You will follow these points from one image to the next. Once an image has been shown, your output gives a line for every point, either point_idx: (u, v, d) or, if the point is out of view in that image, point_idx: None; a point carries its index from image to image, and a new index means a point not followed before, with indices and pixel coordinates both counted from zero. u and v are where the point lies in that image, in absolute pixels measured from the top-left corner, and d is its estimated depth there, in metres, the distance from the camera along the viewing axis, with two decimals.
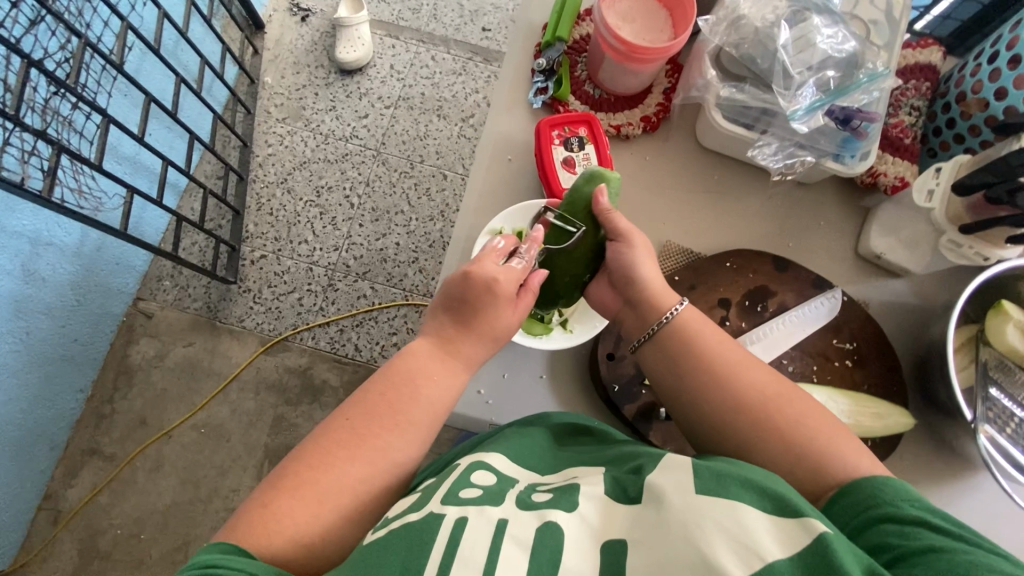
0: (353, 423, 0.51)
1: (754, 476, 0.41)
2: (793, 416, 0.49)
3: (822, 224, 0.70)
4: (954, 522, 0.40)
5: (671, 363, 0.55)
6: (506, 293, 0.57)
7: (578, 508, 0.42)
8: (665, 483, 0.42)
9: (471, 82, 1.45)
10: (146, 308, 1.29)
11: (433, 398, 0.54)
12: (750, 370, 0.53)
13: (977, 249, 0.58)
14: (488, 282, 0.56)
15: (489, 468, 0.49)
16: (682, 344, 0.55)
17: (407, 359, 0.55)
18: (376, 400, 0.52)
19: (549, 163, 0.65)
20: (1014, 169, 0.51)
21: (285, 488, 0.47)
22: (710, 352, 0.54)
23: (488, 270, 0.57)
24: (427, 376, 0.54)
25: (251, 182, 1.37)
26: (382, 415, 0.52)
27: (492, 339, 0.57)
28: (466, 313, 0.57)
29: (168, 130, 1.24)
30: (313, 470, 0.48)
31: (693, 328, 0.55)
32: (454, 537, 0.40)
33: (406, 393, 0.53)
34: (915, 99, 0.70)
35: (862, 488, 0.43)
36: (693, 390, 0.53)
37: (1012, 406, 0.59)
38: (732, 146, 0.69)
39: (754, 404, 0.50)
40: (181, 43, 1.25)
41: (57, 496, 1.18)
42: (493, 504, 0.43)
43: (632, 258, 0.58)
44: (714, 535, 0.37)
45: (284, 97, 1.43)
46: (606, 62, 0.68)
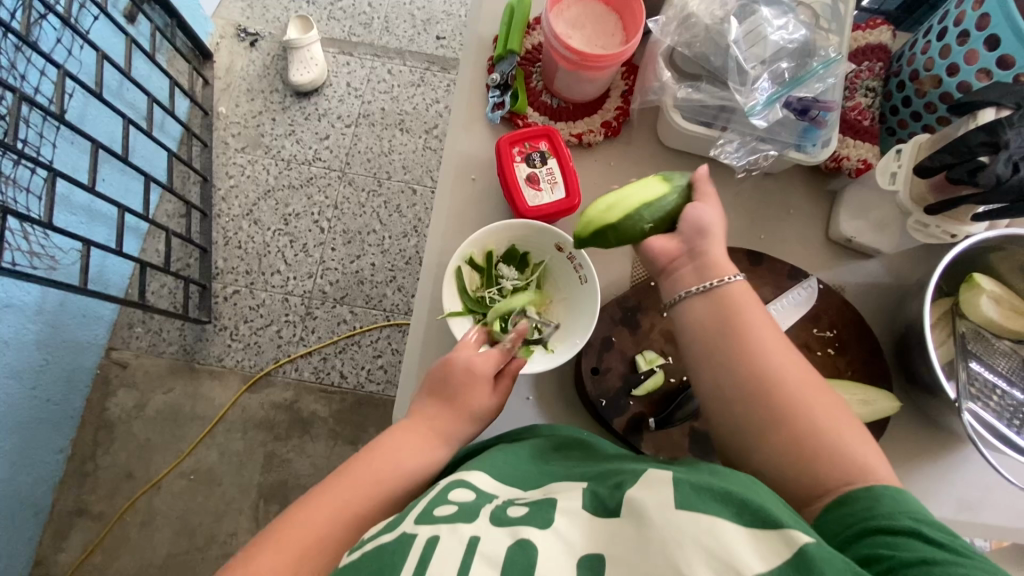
0: (336, 497, 0.50)
1: (735, 488, 0.40)
2: (815, 409, 0.48)
3: (792, 212, 0.70)
4: (946, 532, 0.41)
5: (708, 330, 0.51)
6: (483, 375, 0.56)
7: (552, 525, 0.42)
8: (645, 498, 0.41)
9: (431, 93, 1.42)
10: (120, 358, 1.25)
11: (411, 472, 0.52)
12: (787, 353, 0.50)
13: (942, 228, 0.58)
14: (465, 367, 0.56)
15: (469, 486, 0.48)
16: (724, 314, 0.51)
17: (391, 436, 0.54)
18: (359, 473, 0.51)
19: (513, 181, 0.64)
20: (973, 150, 0.52)
21: (258, 550, 0.47)
22: (752, 326, 0.50)
23: (465, 354, 0.56)
24: (405, 448, 0.53)
25: (216, 217, 1.33)
26: (362, 488, 0.50)
27: (472, 416, 0.56)
28: (445, 394, 0.56)
29: (122, 174, 1.20)
30: (284, 536, 0.47)
31: (739, 300, 0.51)
32: (423, 557, 0.40)
33: (386, 468, 0.52)
34: (870, 80, 0.70)
35: (858, 499, 0.43)
36: (722, 360, 0.50)
37: (993, 377, 0.59)
38: (695, 145, 0.68)
39: (784, 392, 0.48)
40: (125, 82, 1.20)
41: (48, 561, 1.14)
42: (465, 521, 0.43)
43: (709, 214, 0.54)
44: (692, 553, 0.36)
45: (241, 126, 1.39)
46: (560, 71, 0.67)
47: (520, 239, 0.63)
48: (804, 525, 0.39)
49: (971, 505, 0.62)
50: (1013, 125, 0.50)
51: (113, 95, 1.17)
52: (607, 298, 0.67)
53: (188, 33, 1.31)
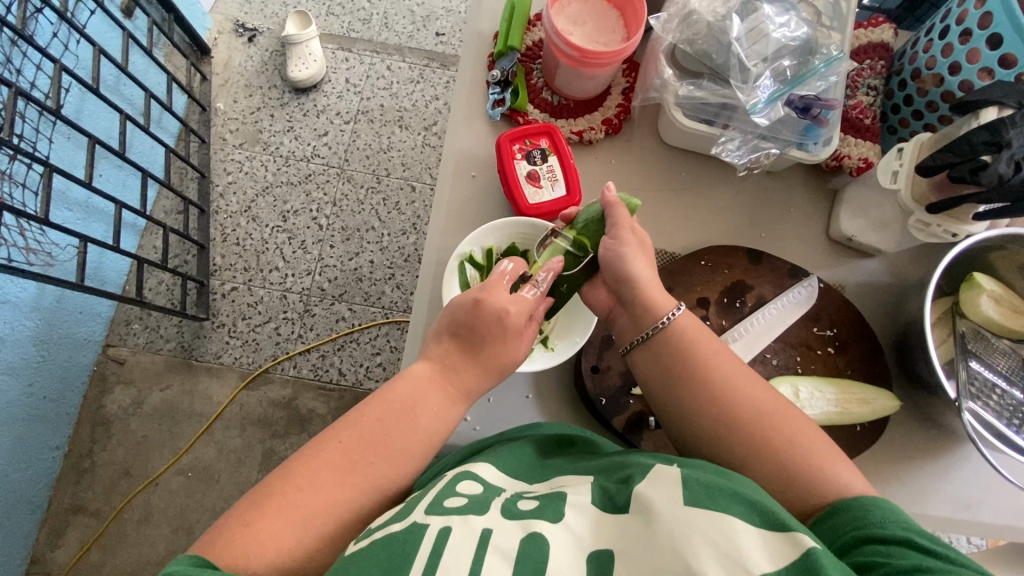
0: (351, 445, 0.49)
1: (744, 489, 0.41)
2: (783, 434, 0.48)
3: (793, 211, 0.70)
4: (939, 542, 0.41)
5: (663, 372, 0.53)
6: (515, 324, 0.55)
7: (563, 518, 0.42)
8: (655, 494, 0.41)
9: (430, 89, 1.42)
10: (117, 354, 1.24)
11: (427, 425, 0.52)
12: (742, 382, 0.51)
13: (944, 227, 0.59)
14: (497, 313, 0.54)
15: (477, 479, 0.48)
16: (677, 353, 0.53)
17: (406, 382, 0.53)
18: (373, 419, 0.51)
19: (513, 179, 0.64)
20: (975, 149, 0.51)
21: (270, 502, 0.45)
22: (704, 362, 0.52)
23: (500, 300, 0.55)
24: (427, 406, 0.52)
25: (214, 214, 1.33)
26: (375, 435, 0.50)
27: (497, 371, 0.55)
28: (470, 341, 0.54)
29: (119, 169, 1.19)
30: (298, 485, 0.46)
31: (690, 337, 0.54)
32: (436, 548, 0.39)
33: (403, 415, 0.51)
34: (872, 78, 0.70)
35: (848, 509, 0.43)
36: (687, 395, 0.52)
37: (993, 377, 0.59)
38: (696, 142, 0.68)
39: (751, 420, 0.49)
40: (122, 77, 1.20)
41: (45, 558, 1.14)
42: (477, 513, 0.43)
43: (624, 255, 0.56)
44: (703, 549, 0.37)
45: (239, 122, 1.38)
46: (561, 68, 0.66)
47: (522, 237, 0.63)
48: (809, 529, 0.39)
49: (970, 504, 0.62)
50: (1015, 124, 0.50)
51: (110, 91, 1.16)
52: None
53: (185, 27, 1.30)
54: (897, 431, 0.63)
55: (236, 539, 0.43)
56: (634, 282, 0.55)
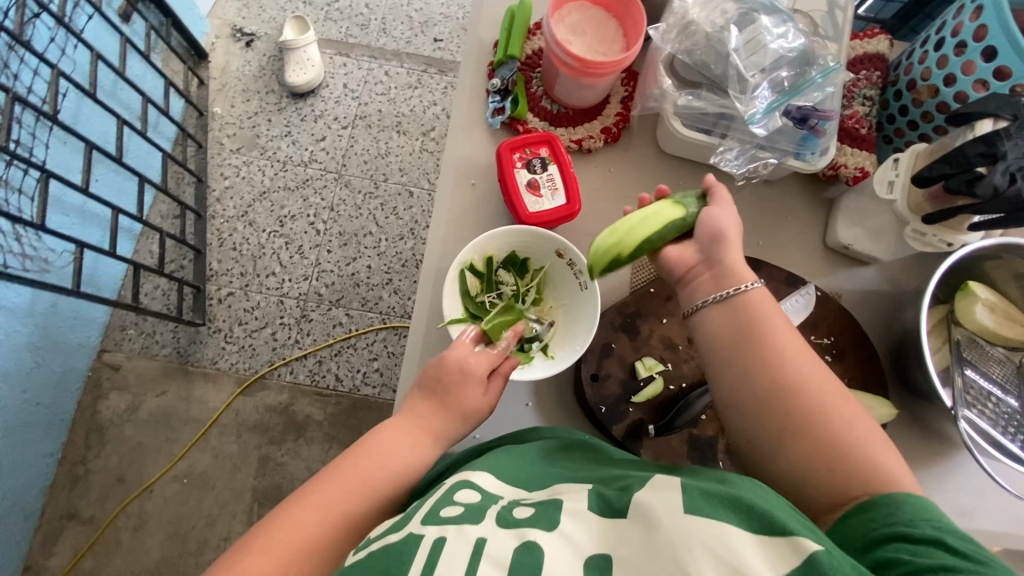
0: (328, 492, 0.50)
1: (744, 495, 0.41)
2: (839, 417, 0.48)
3: (790, 219, 0.71)
4: (970, 543, 0.40)
5: (726, 343, 0.52)
6: (477, 376, 0.56)
7: (558, 526, 0.42)
8: (652, 503, 0.41)
9: (429, 95, 1.42)
10: (112, 360, 1.23)
11: (396, 474, 0.52)
12: (807, 360, 0.50)
13: (940, 237, 0.59)
14: (457, 367, 0.55)
15: (474, 487, 0.48)
16: (747, 320, 0.51)
17: (382, 432, 0.54)
18: (349, 468, 0.51)
19: (513, 187, 0.64)
20: (970, 160, 0.52)
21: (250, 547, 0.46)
22: (772, 332, 0.51)
23: (461, 355, 0.56)
24: (399, 449, 0.53)
25: (211, 219, 1.32)
26: (349, 483, 0.50)
27: (463, 416, 0.55)
28: (437, 393, 0.55)
29: (115, 174, 1.18)
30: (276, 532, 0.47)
31: (760, 307, 0.52)
32: (430, 559, 0.40)
33: (376, 463, 0.52)
34: (868, 88, 0.71)
35: (882, 505, 0.43)
36: (751, 367, 0.50)
37: (988, 385, 0.60)
38: (695, 151, 0.68)
39: (809, 400, 0.48)
40: (120, 82, 1.19)
41: (37, 567, 1.13)
42: (472, 521, 0.43)
43: (722, 220, 0.56)
44: (700, 556, 0.37)
45: (237, 126, 1.38)
46: (560, 77, 0.67)
47: (524, 245, 0.63)
48: (812, 531, 0.39)
49: (966, 511, 0.62)
50: (1010, 137, 0.51)
51: (108, 96, 1.16)
52: (608, 304, 0.67)
53: (183, 32, 1.30)
54: (893, 438, 0.64)
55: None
56: (724, 239, 0.54)
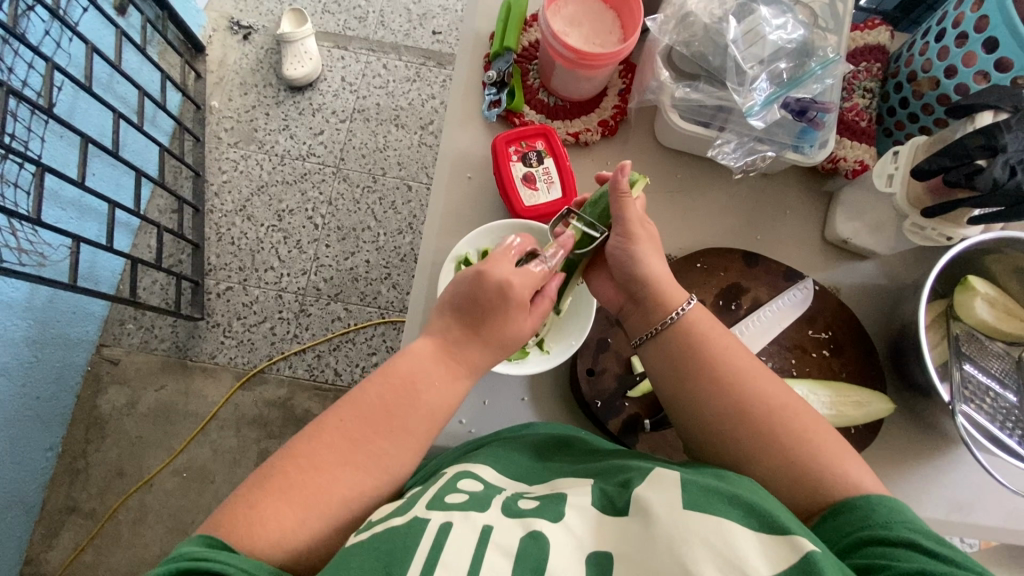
0: (356, 426, 0.49)
1: (743, 493, 0.41)
2: (793, 429, 0.48)
3: (788, 213, 0.70)
4: (944, 544, 0.41)
5: (671, 366, 0.53)
6: (521, 298, 0.54)
7: (563, 518, 0.42)
8: (654, 497, 0.41)
9: (427, 88, 1.41)
10: (111, 354, 1.23)
11: (427, 407, 0.51)
12: (755, 376, 0.51)
13: (939, 231, 0.59)
14: (502, 286, 0.53)
15: (476, 478, 0.48)
16: (691, 346, 0.53)
17: (408, 360, 0.52)
18: (377, 400, 0.50)
19: (509, 181, 0.63)
20: (970, 153, 0.52)
21: (275, 486, 0.45)
22: (713, 356, 0.52)
23: (500, 271, 0.53)
24: (432, 383, 0.52)
25: (208, 213, 1.32)
26: (376, 418, 0.49)
27: (502, 344, 0.54)
28: (474, 317, 0.53)
29: (112, 168, 1.18)
30: (304, 469, 0.46)
31: (700, 331, 0.53)
32: (437, 542, 0.39)
33: (407, 396, 0.51)
34: (868, 81, 0.70)
35: (854, 508, 0.44)
36: (698, 389, 0.52)
37: (987, 379, 0.60)
38: (693, 144, 0.68)
39: (760, 415, 0.49)
40: (116, 75, 1.19)
41: (39, 559, 1.13)
42: (478, 509, 0.43)
43: (635, 252, 0.56)
44: (700, 552, 0.37)
45: (234, 120, 1.37)
46: (557, 69, 0.66)
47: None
48: (807, 531, 0.40)
49: (963, 506, 0.62)
50: (1010, 129, 0.50)
51: (104, 89, 1.16)
52: None
53: (179, 25, 1.30)
54: (891, 432, 0.64)
55: (231, 522, 0.43)
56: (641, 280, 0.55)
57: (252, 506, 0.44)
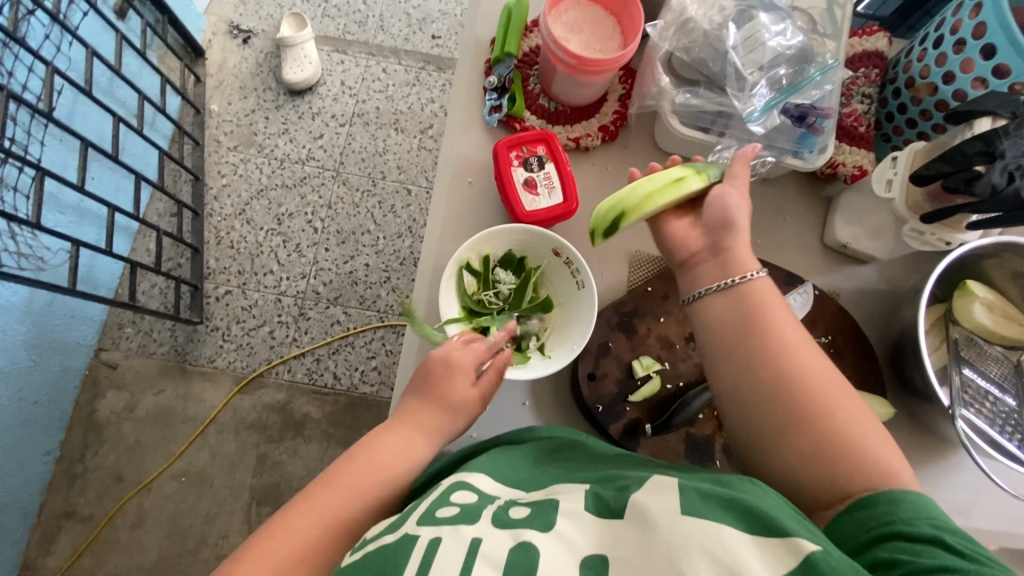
0: (325, 495, 0.49)
1: (740, 495, 0.41)
2: (838, 411, 0.48)
3: (788, 218, 0.70)
4: (965, 541, 0.41)
5: (728, 333, 0.52)
6: (464, 368, 0.55)
7: (553, 527, 0.42)
8: (649, 502, 0.41)
9: (426, 92, 1.41)
10: (109, 359, 1.23)
11: (383, 474, 0.51)
12: (809, 354, 0.50)
13: (937, 236, 0.59)
14: (444, 358, 0.55)
15: (469, 487, 0.48)
16: (747, 313, 0.52)
17: (375, 433, 0.53)
18: (341, 473, 0.50)
19: (510, 186, 0.64)
20: (969, 158, 0.52)
21: (239, 558, 0.46)
22: (774, 326, 0.51)
23: (446, 350, 0.56)
24: (388, 448, 0.52)
25: (208, 217, 1.32)
26: (338, 487, 0.49)
27: (451, 411, 0.55)
28: (426, 386, 0.55)
29: (112, 172, 1.18)
30: (266, 539, 0.46)
31: (762, 302, 0.52)
32: (426, 560, 0.39)
33: (367, 464, 0.51)
34: (866, 86, 0.70)
35: (879, 502, 0.43)
36: (750, 358, 0.50)
37: (986, 383, 0.60)
38: (693, 149, 0.68)
39: (810, 391, 0.48)
40: (115, 79, 1.19)
41: (35, 565, 1.13)
42: (467, 521, 0.43)
43: (729, 200, 0.56)
44: (697, 558, 0.37)
45: (234, 124, 1.37)
46: (558, 75, 0.66)
47: (520, 246, 0.63)
48: (809, 530, 0.39)
49: (963, 510, 0.62)
50: (1009, 135, 0.51)
51: (103, 93, 1.16)
52: (604, 302, 0.67)
53: (179, 29, 1.30)
54: (890, 437, 0.64)
55: None
56: (734, 225, 0.55)
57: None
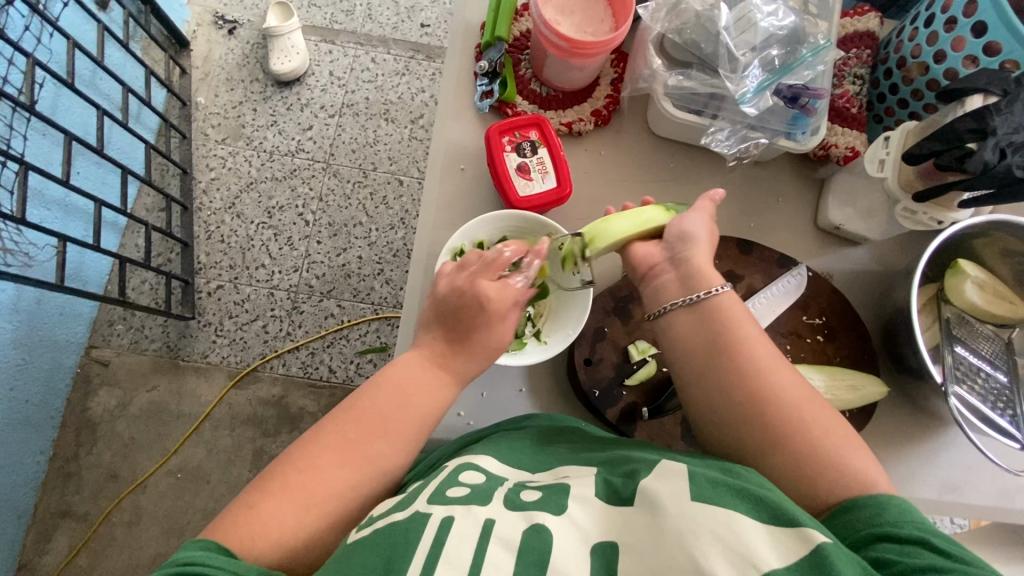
0: (355, 428, 0.50)
1: (749, 485, 0.41)
2: (810, 425, 0.48)
3: (782, 200, 0.70)
4: (948, 541, 0.41)
5: (694, 352, 0.53)
6: (501, 310, 0.54)
7: (566, 511, 0.42)
8: (661, 489, 0.41)
9: (416, 82, 1.40)
10: (101, 356, 1.22)
11: (410, 420, 0.51)
12: (779, 369, 0.51)
13: (930, 215, 0.60)
14: (478, 298, 0.54)
15: (478, 469, 0.49)
16: (713, 330, 0.52)
17: (400, 367, 0.53)
18: (367, 410, 0.51)
19: (503, 172, 0.63)
20: (961, 136, 0.52)
21: (273, 485, 0.46)
22: (737, 341, 0.51)
23: (480, 287, 0.54)
24: (418, 386, 0.53)
25: (197, 212, 1.30)
26: (372, 424, 0.50)
27: (488, 352, 0.55)
28: (458, 323, 0.54)
29: (98, 166, 1.16)
30: (301, 470, 0.47)
31: (727, 317, 0.53)
32: (438, 538, 0.41)
33: (397, 403, 0.52)
34: (858, 67, 0.70)
35: (863, 507, 0.44)
36: (717, 377, 0.51)
37: (977, 361, 0.61)
38: (686, 133, 0.68)
39: (779, 406, 0.49)
40: (99, 71, 1.17)
41: (32, 564, 1.12)
42: (480, 503, 0.44)
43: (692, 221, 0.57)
44: (710, 546, 0.37)
45: (221, 116, 1.35)
46: (549, 59, 0.66)
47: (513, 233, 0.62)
48: (816, 522, 0.39)
49: (956, 487, 0.63)
50: (1000, 112, 0.51)
51: (87, 86, 1.14)
52: (599, 287, 0.67)
53: (163, 20, 1.27)
54: (884, 416, 0.64)
55: (235, 520, 0.45)
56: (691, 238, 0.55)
57: (250, 507, 0.45)
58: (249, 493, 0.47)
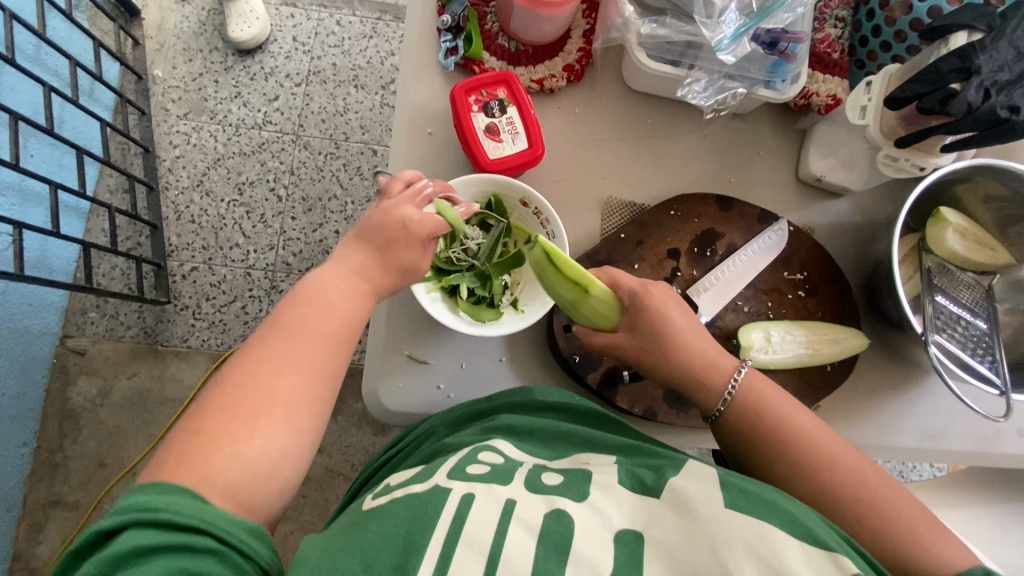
0: (270, 347, 0.48)
1: (785, 500, 0.42)
2: (882, 501, 0.47)
3: (762, 153, 0.68)
4: None
5: (749, 441, 0.53)
6: (419, 239, 0.54)
7: (588, 498, 0.43)
8: (690, 488, 0.43)
9: (385, 44, 1.33)
10: (77, 345, 1.18)
11: (335, 323, 0.51)
12: (833, 444, 0.51)
13: (912, 161, 0.58)
14: (404, 224, 0.54)
15: (496, 449, 0.49)
16: (755, 415, 0.53)
17: (315, 278, 0.52)
18: (288, 326, 0.49)
19: (471, 133, 0.60)
20: (945, 77, 0.50)
21: (206, 422, 0.44)
22: (782, 424, 0.52)
23: (409, 212, 0.54)
24: (339, 288, 0.52)
25: (163, 191, 1.25)
26: (294, 331, 0.49)
27: (402, 273, 0.54)
28: (379, 244, 0.54)
29: (51, 147, 1.10)
30: (236, 394, 0.46)
31: (762, 397, 0.53)
32: (459, 514, 0.42)
33: (320, 305, 0.51)
34: (839, 9, 0.67)
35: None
36: (771, 466, 0.51)
37: (958, 310, 0.60)
38: (664, 86, 0.65)
39: (844, 488, 0.48)
40: (43, 45, 1.10)
41: (27, 554, 1.11)
42: (501, 482, 0.45)
43: (664, 309, 0.56)
44: (741, 554, 0.38)
45: (181, 90, 1.28)
46: (515, 11, 0.61)
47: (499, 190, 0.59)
48: (844, 544, 0.41)
49: (937, 434, 0.64)
50: (985, 50, 0.49)
51: (30, 61, 1.07)
52: (577, 252, 0.64)
53: None
54: (866, 368, 0.64)
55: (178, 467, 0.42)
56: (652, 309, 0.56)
57: (193, 435, 0.44)
58: (168, 452, 0.43)
